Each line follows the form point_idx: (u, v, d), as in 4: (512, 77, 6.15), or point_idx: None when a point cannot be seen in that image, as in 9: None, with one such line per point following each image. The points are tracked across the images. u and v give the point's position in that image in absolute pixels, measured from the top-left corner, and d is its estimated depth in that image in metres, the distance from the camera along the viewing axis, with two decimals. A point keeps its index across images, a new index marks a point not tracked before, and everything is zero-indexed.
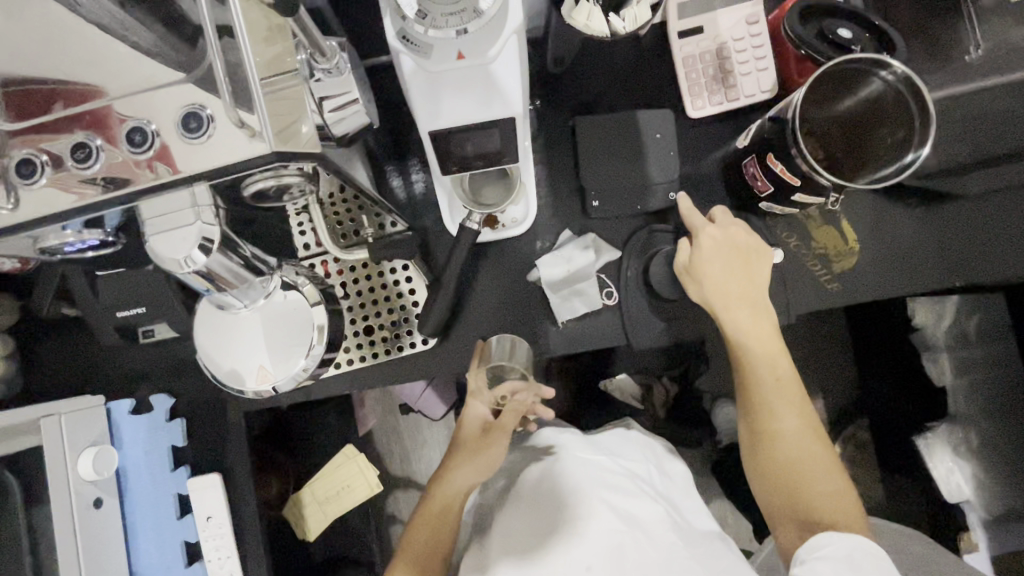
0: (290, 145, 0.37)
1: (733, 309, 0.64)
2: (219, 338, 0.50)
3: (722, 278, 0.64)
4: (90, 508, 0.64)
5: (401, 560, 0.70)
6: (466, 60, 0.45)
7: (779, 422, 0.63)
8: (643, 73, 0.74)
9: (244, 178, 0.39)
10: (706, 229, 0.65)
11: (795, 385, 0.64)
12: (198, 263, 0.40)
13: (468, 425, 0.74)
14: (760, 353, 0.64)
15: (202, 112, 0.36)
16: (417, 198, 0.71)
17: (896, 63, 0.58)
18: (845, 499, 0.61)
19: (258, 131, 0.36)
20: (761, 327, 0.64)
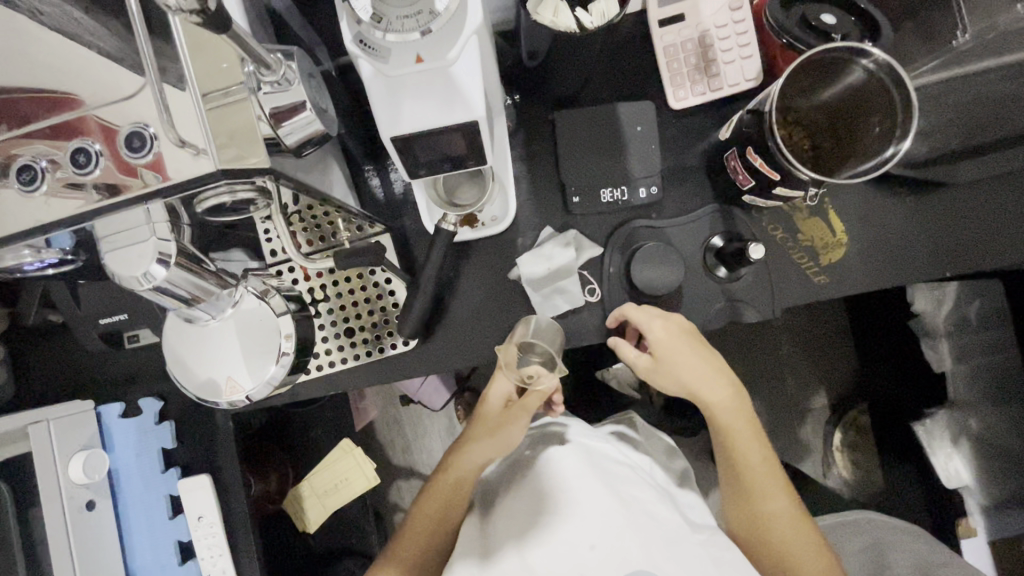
0: (238, 164, 0.37)
1: (714, 396, 0.67)
2: (190, 350, 0.50)
3: (698, 367, 0.66)
4: (82, 511, 0.66)
5: (413, 532, 0.72)
6: (425, 64, 0.44)
7: (764, 498, 0.67)
8: (624, 63, 0.72)
9: (197, 194, 0.38)
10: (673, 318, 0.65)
11: (772, 463, 0.69)
12: (156, 278, 0.40)
13: (491, 402, 0.73)
14: (738, 434, 0.68)
15: (145, 132, 0.36)
16: (397, 198, 0.71)
17: (876, 51, 0.56)
18: (819, 551, 0.66)
19: (203, 148, 0.36)
20: (737, 406, 0.68)
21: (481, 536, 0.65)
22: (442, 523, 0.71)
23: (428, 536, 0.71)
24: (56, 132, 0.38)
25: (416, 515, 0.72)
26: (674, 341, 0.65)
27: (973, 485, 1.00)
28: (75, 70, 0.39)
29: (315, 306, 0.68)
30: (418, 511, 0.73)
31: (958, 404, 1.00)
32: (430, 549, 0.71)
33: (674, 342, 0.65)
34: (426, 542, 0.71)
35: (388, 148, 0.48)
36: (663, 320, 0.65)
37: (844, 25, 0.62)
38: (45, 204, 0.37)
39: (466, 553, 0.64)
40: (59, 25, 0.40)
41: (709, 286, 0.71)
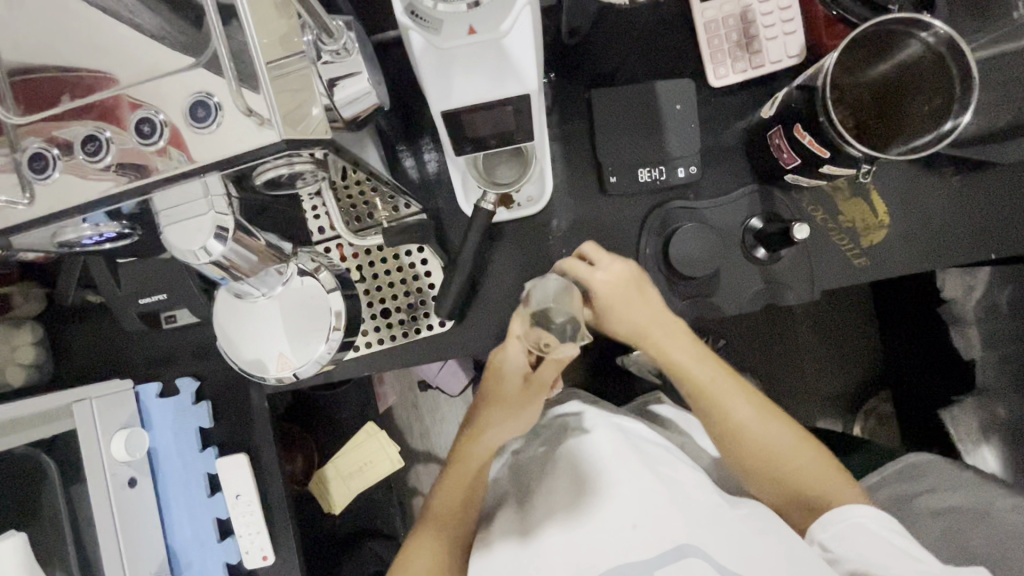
0: (298, 130, 0.36)
1: (662, 343, 0.66)
2: (238, 326, 0.50)
3: (632, 303, 0.64)
4: (124, 487, 0.67)
5: (444, 514, 0.70)
6: (477, 36, 0.43)
7: (739, 417, 0.65)
8: (662, 40, 0.71)
9: (254, 168, 0.37)
10: (604, 263, 0.64)
11: (734, 381, 0.67)
12: (214, 252, 0.40)
13: (507, 378, 0.68)
14: (696, 373, 0.66)
15: (211, 100, 0.35)
16: (431, 178, 0.70)
17: (940, 21, 0.55)
18: (808, 452, 0.64)
19: (267, 118, 0.35)
20: (680, 338, 0.66)
21: (521, 515, 0.65)
22: (475, 500, 0.71)
23: (462, 516, 0.70)
24: (98, 115, 0.37)
25: (445, 496, 0.71)
26: (624, 287, 0.64)
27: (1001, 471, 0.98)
28: (122, 43, 0.38)
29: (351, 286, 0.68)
30: (447, 493, 0.71)
31: (985, 389, 0.98)
32: (465, 528, 0.70)
33: (624, 288, 0.64)
34: (461, 521, 0.70)
35: (437, 124, 0.48)
36: (611, 268, 0.64)
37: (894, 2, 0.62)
38: (105, 176, 0.37)
39: (507, 534, 0.64)
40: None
41: (746, 269, 0.71)
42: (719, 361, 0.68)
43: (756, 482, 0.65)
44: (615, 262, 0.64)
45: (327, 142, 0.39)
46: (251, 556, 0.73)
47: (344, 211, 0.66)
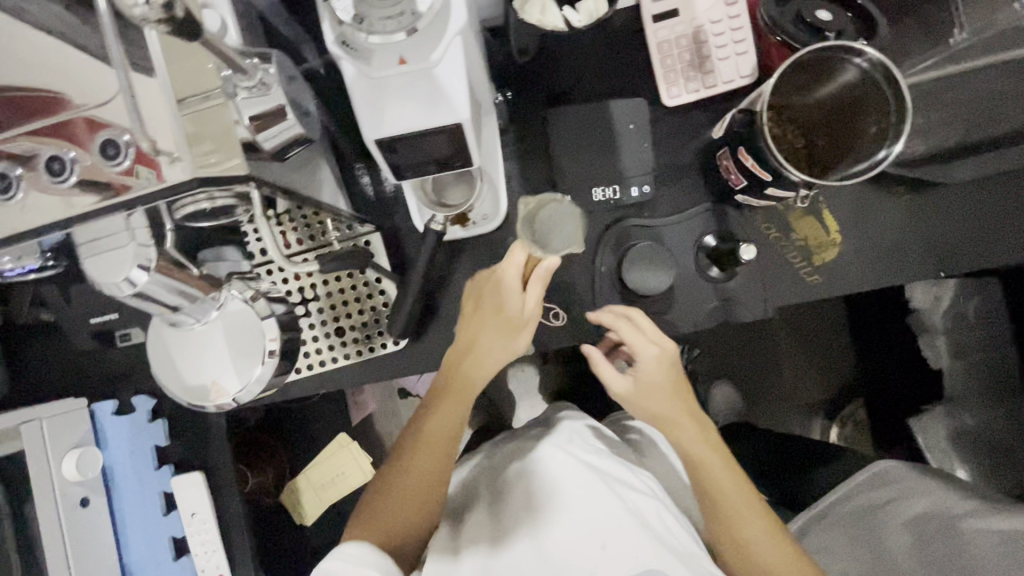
0: (210, 166, 0.37)
1: (681, 429, 0.67)
2: (174, 354, 0.50)
3: (665, 394, 0.67)
4: (76, 508, 0.66)
5: (401, 484, 0.63)
6: (408, 65, 0.43)
7: (747, 524, 0.63)
8: (616, 59, 0.71)
9: (175, 203, 0.38)
10: (649, 350, 0.66)
11: (750, 488, 0.65)
12: (138, 284, 0.40)
13: (509, 299, 0.64)
14: (709, 461, 0.65)
15: (119, 138, 0.35)
16: (386, 196, 0.70)
17: (869, 49, 0.55)
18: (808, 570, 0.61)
19: (178, 156, 0.36)
20: (705, 431, 0.67)
21: (490, 522, 0.64)
22: (439, 469, 0.65)
23: (422, 489, 0.64)
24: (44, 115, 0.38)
25: (404, 465, 0.64)
26: (659, 370, 0.67)
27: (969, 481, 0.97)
28: (65, 77, 0.40)
29: (305, 305, 0.68)
30: (407, 461, 0.64)
31: (956, 400, 1.01)
32: (426, 503, 0.64)
33: (660, 370, 0.67)
34: (421, 495, 0.64)
35: (372, 151, 0.48)
36: (653, 352, 0.66)
37: (840, 22, 0.61)
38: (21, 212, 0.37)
39: (475, 541, 0.63)
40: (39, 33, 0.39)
41: (701, 286, 0.71)
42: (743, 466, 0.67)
43: None
44: (658, 342, 0.67)
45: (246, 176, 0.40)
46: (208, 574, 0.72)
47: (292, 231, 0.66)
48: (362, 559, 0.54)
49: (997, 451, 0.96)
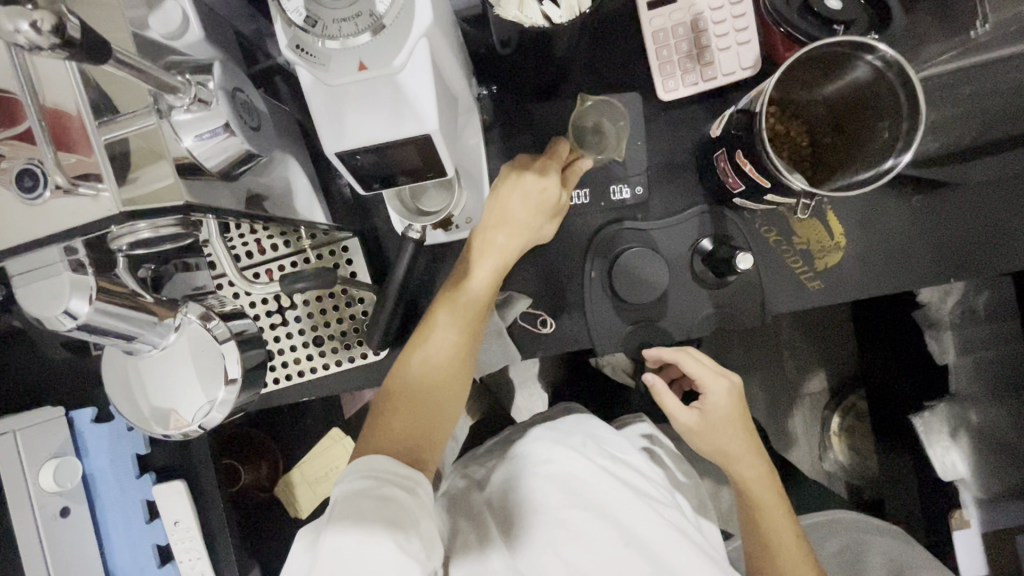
0: (141, 198, 0.36)
1: (745, 468, 0.66)
2: (132, 380, 0.48)
3: (728, 430, 0.65)
4: (55, 518, 0.65)
5: (411, 401, 0.57)
6: (369, 72, 0.40)
7: (791, 557, 0.63)
8: (609, 51, 0.67)
9: (108, 233, 0.38)
10: (716, 387, 0.65)
11: (791, 520, 0.65)
12: (78, 315, 0.39)
13: (539, 189, 0.61)
14: (763, 498, 0.65)
15: (37, 168, 0.34)
16: (365, 199, 0.66)
17: (883, 47, 0.50)
18: None
19: (103, 187, 0.35)
20: (763, 468, 0.66)
21: (508, 521, 0.61)
22: (450, 385, 0.59)
23: (433, 408, 0.57)
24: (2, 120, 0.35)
25: (412, 379, 0.58)
26: (729, 405, 0.65)
27: (969, 478, 0.93)
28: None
29: (283, 314, 0.66)
30: (416, 374, 0.58)
31: (958, 396, 0.93)
32: (438, 422, 0.58)
33: (729, 404, 0.65)
34: (431, 414, 0.57)
35: (335, 164, 0.44)
36: (724, 385, 0.65)
37: (852, 10, 0.56)
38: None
39: (497, 541, 0.60)
40: None
41: (696, 292, 0.67)
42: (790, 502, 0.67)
43: None
44: (727, 375, 0.66)
45: (183, 205, 0.39)
46: None
47: (268, 238, 0.64)
48: (387, 476, 0.49)
49: (1004, 452, 0.92)
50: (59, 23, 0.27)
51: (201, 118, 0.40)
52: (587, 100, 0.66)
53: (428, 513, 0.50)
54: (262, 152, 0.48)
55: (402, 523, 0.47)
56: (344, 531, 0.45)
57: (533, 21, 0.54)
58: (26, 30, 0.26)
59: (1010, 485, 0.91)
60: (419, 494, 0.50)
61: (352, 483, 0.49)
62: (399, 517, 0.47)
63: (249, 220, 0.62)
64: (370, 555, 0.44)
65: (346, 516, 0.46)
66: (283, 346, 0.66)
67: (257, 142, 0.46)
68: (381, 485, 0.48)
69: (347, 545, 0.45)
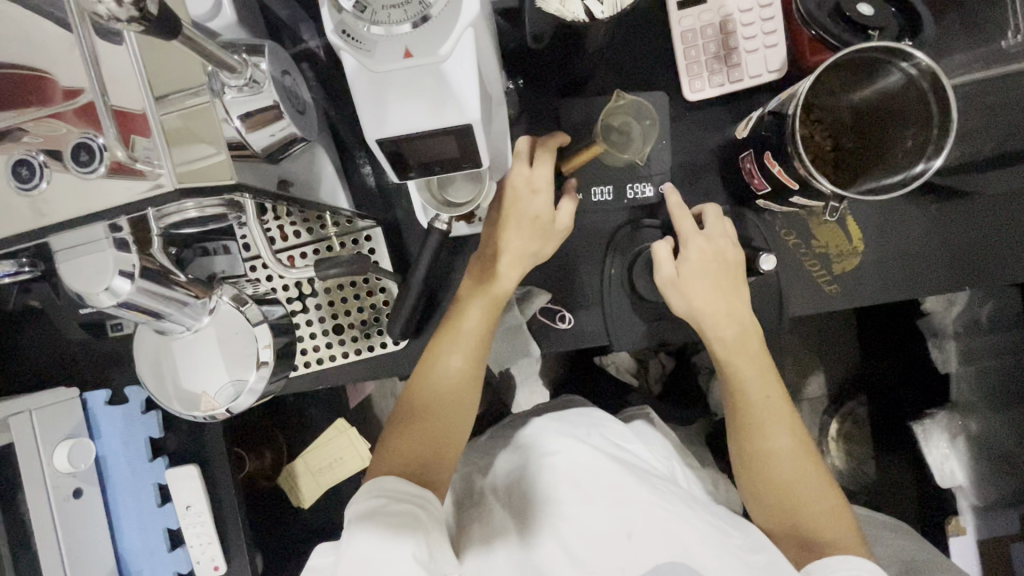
0: (194, 180, 0.36)
1: (721, 330, 0.62)
2: (161, 364, 0.48)
3: (711, 293, 0.62)
4: (69, 499, 0.65)
5: (422, 423, 0.59)
6: (415, 59, 0.40)
7: (770, 439, 0.61)
8: (636, 50, 0.67)
9: (161, 211, 0.38)
10: (694, 237, 0.62)
11: (784, 404, 0.63)
12: (120, 293, 0.40)
13: (532, 215, 0.60)
14: (748, 384, 0.62)
15: (94, 143, 0.34)
16: (389, 188, 0.66)
17: (918, 54, 0.51)
18: (818, 478, 0.61)
19: (156, 165, 0.35)
20: (745, 339, 0.63)
21: (515, 512, 0.61)
22: (458, 408, 0.60)
23: (442, 429, 0.59)
24: (34, 101, 0.36)
25: (424, 399, 0.60)
26: (707, 263, 0.62)
27: (967, 486, 0.94)
28: (45, 60, 0.36)
29: (303, 301, 0.66)
30: (426, 395, 0.60)
31: (959, 405, 0.95)
32: (445, 444, 0.59)
33: (706, 264, 0.62)
34: (437, 440, 0.59)
35: (374, 150, 0.45)
36: (696, 242, 0.62)
37: (883, 16, 0.56)
38: (30, 202, 0.36)
39: (504, 532, 0.60)
40: (25, 28, 0.37)
41: None
42: (781, 382, 0.63)
43: (754, 494, 0.62)
44: (709, 236, 0.63)
45: (234, 184, 0.40)
46: (202, 566, 0.72)
47: (291, 225, 0.64)
48: (396, 494, 0.51)
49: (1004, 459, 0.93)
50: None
51: (248, 101, 0.41)
52: (622, 97, 0.66)
53: (440, 525, 0.51)
54: (300, 138, 0.48)
55: (415, 532, 0.48)
56: (360, 538, 0.46)
57: (574, 16, 0.54)
58: (108, 2, 0.26)
59: (1007, 492, 0.92)
60: (430, 507, 0.51)
61: (363, 503, 0.50)
62: (413, 527, 0.48)
63: (273, 205, 0.62)
64: (388, 557, 0.45)
65: (358, 529, 0.47)
66: (302, 333, 0.66)
67: (295, 128, 0.47)
68: (391, 501, 0.50)
69: (366, 549, 0.45)
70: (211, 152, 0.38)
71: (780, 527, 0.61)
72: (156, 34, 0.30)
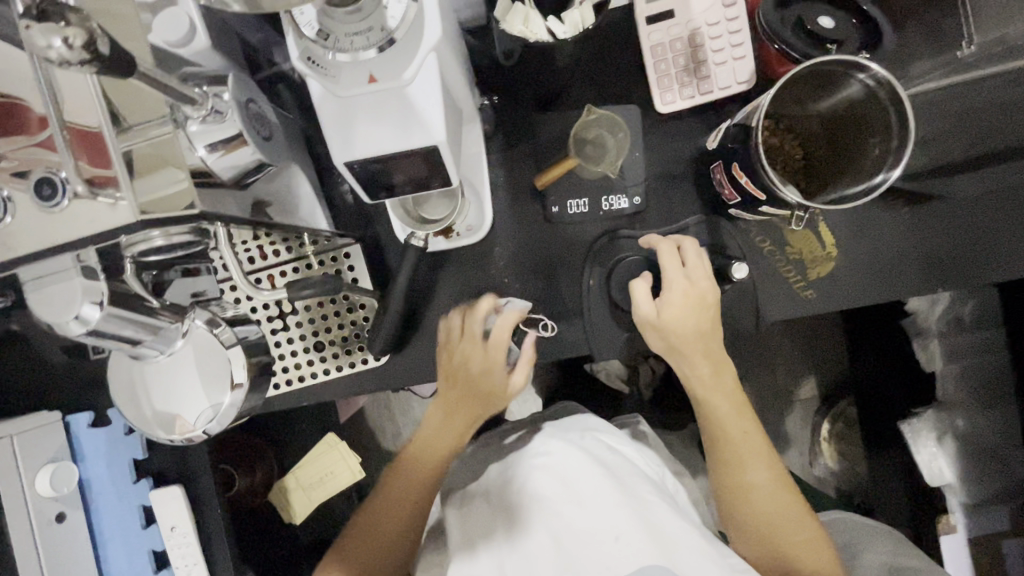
0: (160, 208, 0.38)
1: (696, 370, 0.64)
2: (136, 388, 0.48)
3: (691, 335, 0.63)
4: (52, 523, 0.65)
5: (386, 510, 0.67)
6: (379, 84, 0.41)
7: (749, 473, 0.63)
8: (609, 64, 0.68)
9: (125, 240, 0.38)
10: (676, 277, 0.62)
11: (763, 441, 0.65)
12: (89, 321, 0.39)
13: (489, 352, 0.64)
14: (727, 422, 0.64)
15: (55, 178, 0.37)
16: (368, 206, 0.67)
17: (876, 66, 0.52)
18: (798, 509, 0.63)
19: (119, 195, 0.36)
20: (721, 381, 0.65)
21: (502, 514, 0.62)
22: (419, 504, 0.67)
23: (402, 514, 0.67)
24: (12, 135, 0.38)
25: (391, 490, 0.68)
26: (685, 307, 0.62)
27: (956, 484, 0.95)
28: (14, 96, 0.37)
29: (285, 319, 0.67)
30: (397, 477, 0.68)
31: (946, 404, 0.95)
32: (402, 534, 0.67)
33: (686, 305, 0.62)
34: (394, 529, 0.67)
35: (343, 174, 0.45)
36: (681, 286, 0.62)
37: (844, 28, 0.58)
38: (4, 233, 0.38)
39: (488, 535, 0.61)
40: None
41: None
42: (757, 421, 0.65)
43: (736, 523, 0.64)
44: (692, 281, 0.62)
45: (198, 214, 0.40)
46: None
47: (271, 244, 0.65)
48: None
49: (990, 456, 0.94)
50: (90, 39, 0.28)
51: (213, 128, 0.42)
52: (594, 112, 0.68)
53: None
54: (265, 163, 0.48)
55: None
56: None
57: (537, 36, 0.56)
58: (58, 46, 0.27)
59: (995, 490, 0.93)
60: None
61: None
62: None
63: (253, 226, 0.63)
64: None
65: None
66: (284, 351, 0.67)
67: (262, 153, 0.48)
68: None
69: None
70: (176, 178, 0.39)
71: (759, 555, 0.63)
72: (115, 72, 0.31)
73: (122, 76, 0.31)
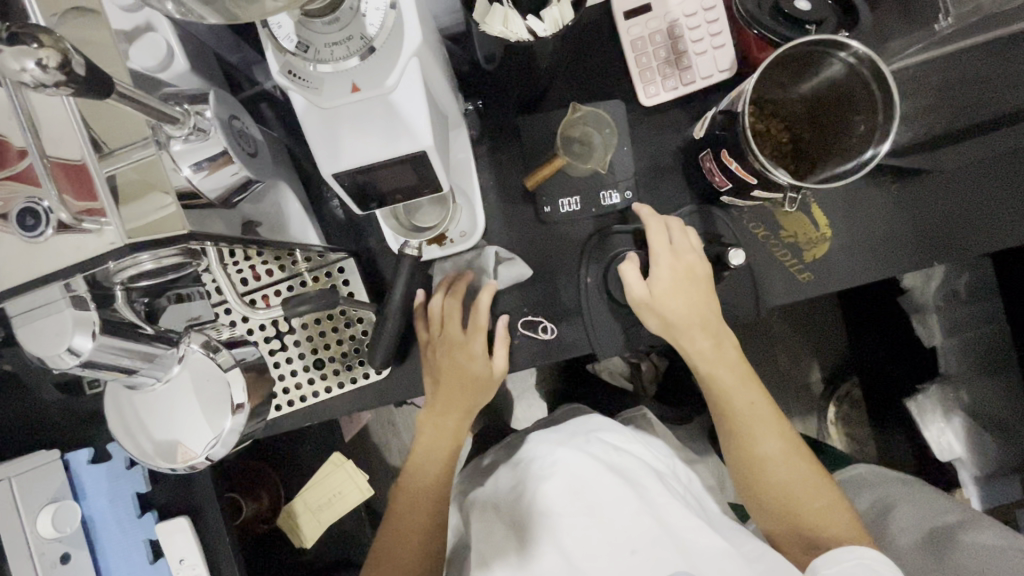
0: (154, 233, 0.37)
1: (698, 345, 0.64)
2: (134, 419, 0.47)
3: (685, 310, 0.63)
4: (55, 565, 0.64)
5: (400, 516, 0.68)
6: (362, 92, 0.40)
7: (762, 443, 0.63)
8: (590, 62, 0.69)
9: (114, 267, 0.38)
10: (663, 254, 0.63)
11: (771, 410, 0.64)
12: (81, 352, 0.40)
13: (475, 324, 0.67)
14: (733, 393, 0.64)
15: (39, 207, 0.35)
16: (358, 219, 0.66)
17: (855, 43, 0.52)
18: (816, 475, 0.62)
19: (107, 221, 0.35)
20: (725, 354, 0.64)
21: (516, 529, 0.60)
22: (431, 499, 0.68)
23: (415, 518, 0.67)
24: None
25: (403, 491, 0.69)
26: (674, 280, 0.62)
27: (966, 457, 0.94)
28: None
29: (282, 339, 0.66)
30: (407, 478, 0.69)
31: (950, 377, 0.94)
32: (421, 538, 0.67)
33: (672, 278, 0.62)
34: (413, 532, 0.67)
35: (334, 186, 0.45)
36: (666, 259, 0.63)
37: (820, 10, 0.58)
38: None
39: (503, 552, 0.60)
40: None
41: None
42: (764, 389, 0.65)
43: (755, 496, 0.63)
44: (678, 256, 0.63)
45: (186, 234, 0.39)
46: None
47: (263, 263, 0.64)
48: None
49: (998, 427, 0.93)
50: (64, 60, 0.27)
51: (197, 147, 0.42)
52: (578, 110, 0.67)
53: None
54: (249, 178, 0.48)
55: None
56: None
57: (517, 35, 0.55)
58: (31, 68, 0.26)
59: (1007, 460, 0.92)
60: None
61: None
62: None
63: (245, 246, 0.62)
64: None
65: None
66: (284, 371, 0.66)
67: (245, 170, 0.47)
68: None
69: None
70: (166, 202, 0.38)
71: (783, 526, 0.62)
72: (91, 94, 0.30)
73: (98, 98, 0.31)
